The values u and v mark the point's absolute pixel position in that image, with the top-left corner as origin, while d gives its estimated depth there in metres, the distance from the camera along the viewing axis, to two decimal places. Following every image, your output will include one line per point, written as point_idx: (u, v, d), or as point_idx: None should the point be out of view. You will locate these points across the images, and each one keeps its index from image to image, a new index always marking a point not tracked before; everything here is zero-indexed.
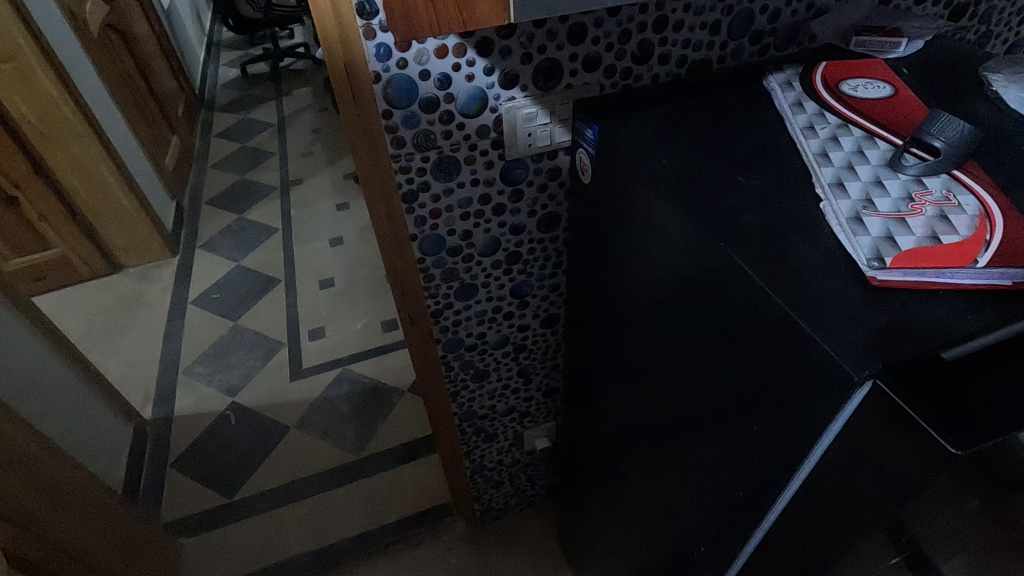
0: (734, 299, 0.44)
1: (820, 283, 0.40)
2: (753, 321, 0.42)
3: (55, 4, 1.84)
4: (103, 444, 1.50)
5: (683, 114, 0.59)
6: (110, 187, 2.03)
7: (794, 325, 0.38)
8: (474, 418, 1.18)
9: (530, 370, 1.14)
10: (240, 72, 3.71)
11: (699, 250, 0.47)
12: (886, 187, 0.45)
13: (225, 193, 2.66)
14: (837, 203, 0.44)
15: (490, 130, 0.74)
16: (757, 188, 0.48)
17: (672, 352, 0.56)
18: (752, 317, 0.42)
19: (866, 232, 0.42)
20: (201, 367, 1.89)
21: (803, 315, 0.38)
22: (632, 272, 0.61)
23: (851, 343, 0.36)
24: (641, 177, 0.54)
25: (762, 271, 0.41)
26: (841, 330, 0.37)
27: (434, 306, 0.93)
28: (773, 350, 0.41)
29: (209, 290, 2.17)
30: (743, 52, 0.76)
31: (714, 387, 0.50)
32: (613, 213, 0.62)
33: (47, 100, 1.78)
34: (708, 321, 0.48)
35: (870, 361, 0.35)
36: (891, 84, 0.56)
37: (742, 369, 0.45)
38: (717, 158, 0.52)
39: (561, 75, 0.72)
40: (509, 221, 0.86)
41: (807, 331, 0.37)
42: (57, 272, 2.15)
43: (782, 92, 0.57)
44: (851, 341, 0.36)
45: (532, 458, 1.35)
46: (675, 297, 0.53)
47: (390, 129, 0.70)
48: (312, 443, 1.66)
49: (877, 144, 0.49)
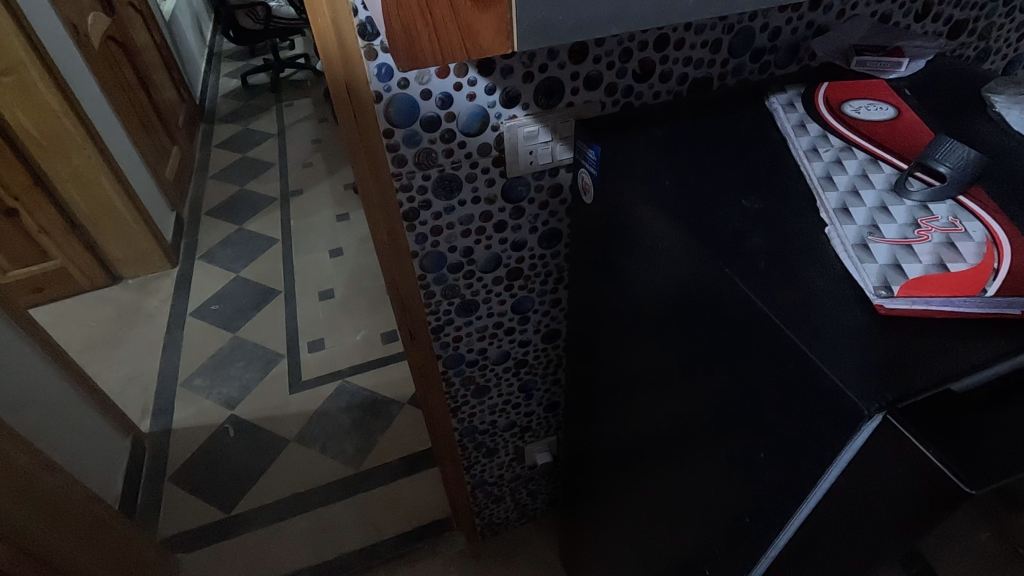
0: (739, 325, 0.43)
1: (825, 309, 0.40)
2: (758, 347, 0.42)
3: (56, 18, 1.85)
4: (100, 458, 1.48)
5: (685, 135, 0.59)
6: (109, 199, 2.02)
7: (801, 353, 0.38)
8: (475, 433, 1.17)
9: (531, 385, 1.13)
10: (240, 82, 3.73)
11: (703, 274, 0.47)
12: (892, 213, 0.45)
13: (225, 204, 2.66)
14: (842, 229, 0.44)
15: (491, 148, 0.74)
16: (760, 211, 0.48)
17: (675, 374, 0.56)
18: (758, 342, 0.42)
19: (872, 260, 0.41)
20: (200, 379, 1.88)
21: (809, 343, 0.38)
22: (635, 292, 0.61)
23: (859, 375, 0.35)
24: (643, 198, 0.53)
25: (767, 298, 0.41)
26: (847, 359, 0.37)
27: (434, 322, 0.92)
28: (778, 376, 0.40)
29: (209, 301, 2.16)
30: (744, 70, 0.76)
31: (717, 411, 0.49)
32: (615, 233, 0.62)
33: (47, 112, 1.78)
34: (713, 346, 0.48)
35: (878, 393, 0.34)
36: (894, 105, 0.56)
37: (746, 395, 0.45)
38: (720, 181, 0.52)
39: (562, 94, 0.72)
40: (510, 237, 0.86)
41: (814, 359, 0.37)
42: (55, 283, 2.14)
43: (785, 113, 0.57)
44: (858, 372, 0.36)
45: (532, 472, 1.34)
46: (678, 319, 0.53)
47: (391, 148, 0.70)
48: (311, 456, 1.65)
49: (881, 167, 0.49)
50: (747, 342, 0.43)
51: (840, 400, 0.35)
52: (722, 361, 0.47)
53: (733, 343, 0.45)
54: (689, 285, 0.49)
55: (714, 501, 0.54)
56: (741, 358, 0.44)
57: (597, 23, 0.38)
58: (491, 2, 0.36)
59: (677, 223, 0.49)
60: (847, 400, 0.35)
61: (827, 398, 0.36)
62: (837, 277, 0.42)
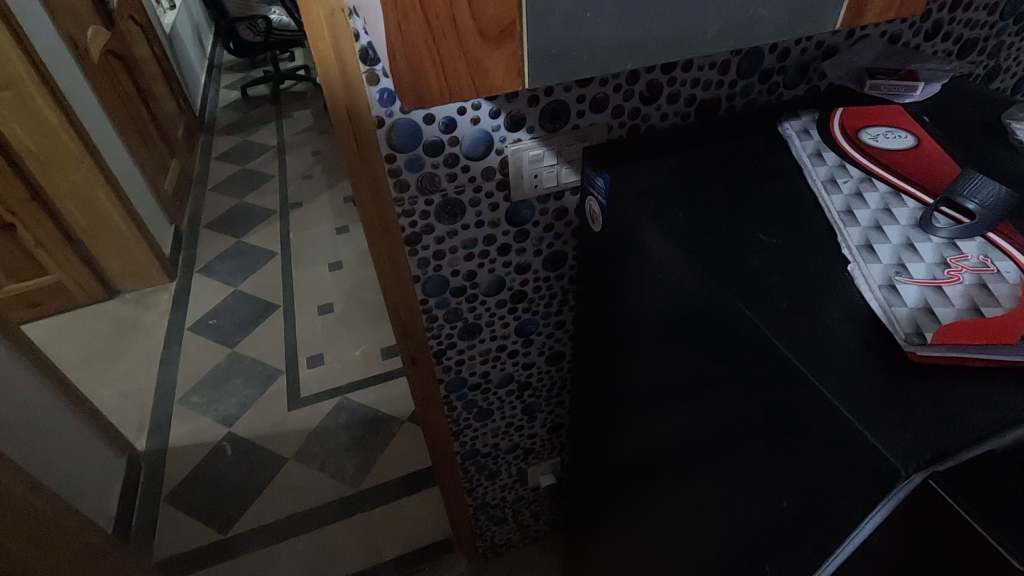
0: (756, 369, 0.41)
1: (848, 355, 0.38)
2: (776, 392, 0.40)
3: (55, 31, 1.84)
4: (94, 480, 1.45)
5: (698, 162, 0.57)
6: (107, 213, 2.01)
7: (827, 403, 0.36)
8: (477, 456, 1.15)
9: (535, 407, 1.11)
10: (240, 94, 3.73)
11: (717, 311, 0.45)
12: (918, 250, 0.43)
13: (224, 216, 2.64)
14: (867, 268, 0.42)
15: (496, 171, 0.72)
16: (777, 246, 0.46)
17: (687, 409, 0.54)
18: (777, 387, 0.40)
19: (902, 302, 0.39)
20: (197, 396, 1.86)
21: (836, 392, 0.36)
22: (644, 322, 0.59)
23: (889, 426, 0.34)
24: (653, 229, 0.51)
25: (790, 343, 0.39)
26: (876, 410, 0.35)
27: (437, 346, 0.90)
28: (801, 425, 0.38)
29: (207, 316, 2.14)
30: (752, 90, 0.74)
31: (730, 453, 0.47)
32: (623, 261, 0.60)
33: (45, 126, 1.77)
34: (726, 387, 0.46)
35: (913, 449, 0.33)
36: (913, 133, 0.54)
37: (761, 440, 0.42)
38: (736, 213, 0.50)
39: (568, 116, 0.70)
40: (514, 261, 0.84)
41: (842, 411, 0.35)
42: (51, 298, 2.12)
43: (800, 140, 0.56)
44: (890, 425, 0.34)
45: (536, 494, 1.32)
46: (690, 355, 0.50)
47: (394, 172, 0.68)
48: (309, 475, 1.62)
49: (905, 201, 0.47)
50: (764, 386, 0.41)
51: (870, 454, 0.33)
52: (737, 402, 0.45)
53: (748, 383, 0.43)
54: (703, 321, 0.47)
55: (726, 543, 0.52)
56: (757, 401, 0.42)
57: (612, 57, 0.37)
58: (505, 38, 0.34)
59: (689, 255, 0.47)
60: (879, 454, 0.33)
61: (856, 452, 0.34)
62: (861, 319, 0.40)
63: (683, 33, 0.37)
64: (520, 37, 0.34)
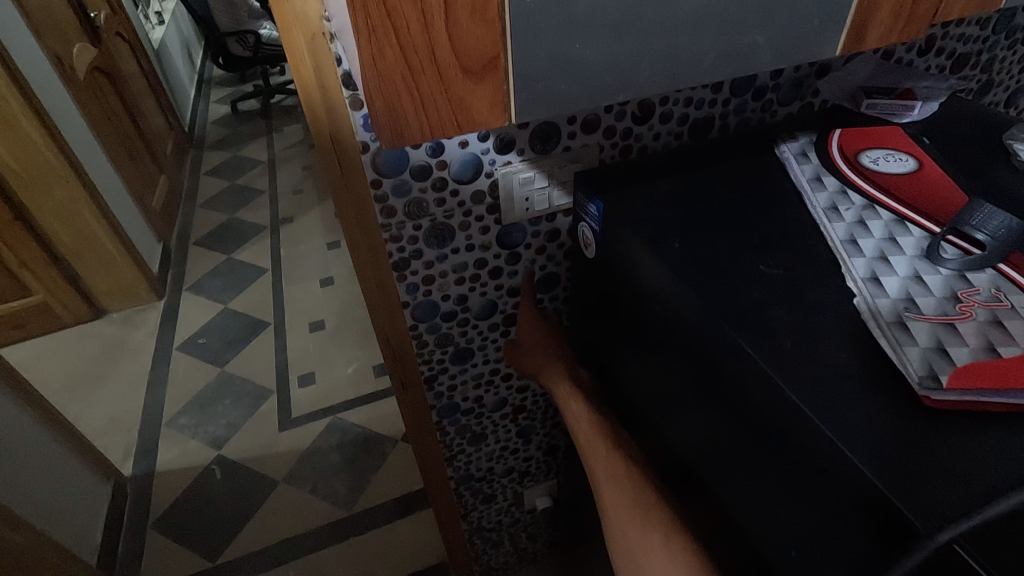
0: (762, 414, 0.39)
1: (859, 400, 0.36)
2: (785, 439, 0.38)
3: (39, 49, 1.82)
4: (77, 508, 1.41)
5: (692, 186, 0.55)
6: (93, 232, 1.97)
7: (841, 454, 0.34)
8: (471, 480, 1.12)
9: (530, 430, 1.08)
10: (230, 109, 3.70)
11: (716, 348, 0.43)
12: (927, 284, 0.41)
13: (214, 233, 2.61)
14: (875, 303, 0.40)
15: (485, 195, 0.70)
16: (780, 280, 0.44)
17: (689, 447, 0.51)
18: (784, 434, 0.38)
19: (913, 342, 0.38)
20: (186, 418, 1.81)
21: (851, 445, 0.34)
22: (641, 358, 0.57)
23: (904, 481, 0.32)
24: (648, 259, 0.49)
25: (798, 387, 0.37)
26: (888, 465, 0.33)
27: (428, 371, 0.87)
28: (812, 472, 0.36)
29: (196, 335, 2.10)
30: (746, 108, 0.72)
31: (738, 499, 0.45)
32: (617, 289, 0.58)
33: (28, 145, 1.73)
34: (729, 429, 0.44)
35: (933, 509, 0.31)
36: (914, 156, 0.53)
37: (768, 488, 0.40)
38: (735, 242, 0.48)
39: (559, 138, 0.68)
40: (506, 284, 0.81)
41: (858, 465, 0.33)
42: (35, 319, 2.06)
43: (798, 164, 0.54)
44: (905, 479, 0.32)
45: (532, 516, 1.29)
46: (691, 392, 0.48)
47: (379, 198, 0.65)
48: (300, 498, 1.58)
49: (910, 229, 0.46)
50: (770, 431, 0.39)
51: (887, 510, 0.32)
52: (741, 446, 0.42)
53: (752, 427, 0.41)
54: (703, 356, 0.45)
55: None
56: (760, 444, 0.40)
57: (602, 88, 0.35)
58: (488, 73, 0.33)
59: (689, 288, 0.45)
60: (896, 509, 0.31)
61: (872, 507, 0.33)
62: (869, 362, 0.38)
63: (676, 61, 0.36)
64: (504, 71, 0.33)
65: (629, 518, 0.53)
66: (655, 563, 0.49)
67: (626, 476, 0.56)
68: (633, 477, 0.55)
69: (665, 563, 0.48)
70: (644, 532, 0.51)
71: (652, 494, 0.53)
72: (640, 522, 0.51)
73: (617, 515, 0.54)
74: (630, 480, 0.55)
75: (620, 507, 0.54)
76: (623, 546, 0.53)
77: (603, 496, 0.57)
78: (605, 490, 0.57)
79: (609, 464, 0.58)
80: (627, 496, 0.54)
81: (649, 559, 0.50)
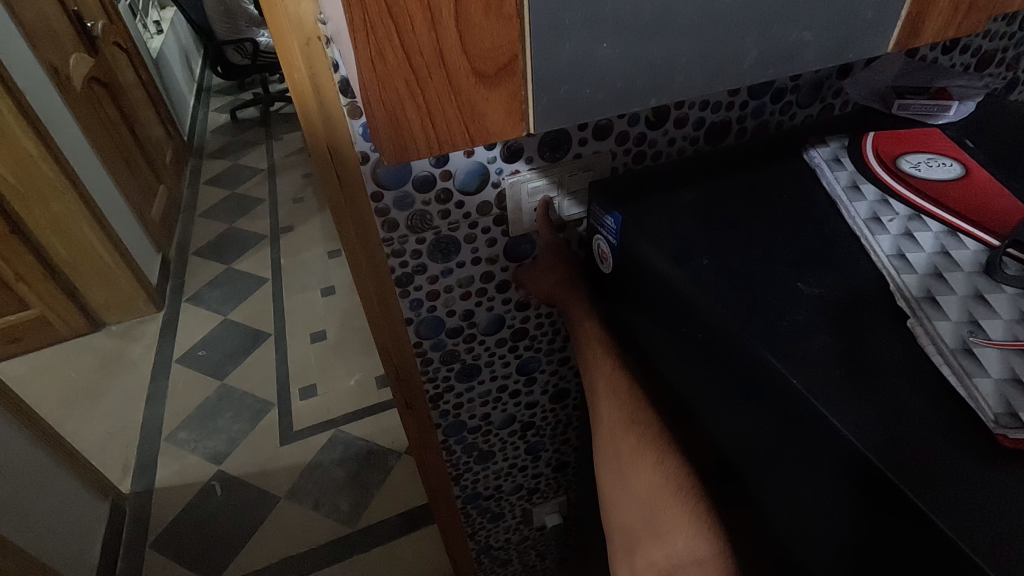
0: (823, 460, 0.36)
1: (928, 441, 0.34)
2: (850, 489, 0.35)
3: (35, 59, 1.79)
4: (74, 527, 1.37)
5: (719, 194, 0.52)
6: (90, 244, 1.93)
7: (889, 482, 0.32)
8: (479, 499, 1.07)
9: (539, 447, 1.04)
10: (229, 117, 3.68)
11: (756, 375, 0.40)
12: (992, 304, 0.40)
13: (214, 243, 2.57)
14: (936, 327, 0.38)
15: (492, 207, 0.66)
16: (821, 296, 0.42)
17: (723, 455, 0.48)
18: (849, 486, 0.35)
19: (984, 372, 0.36)
20: (186, 432, 1.77)
21: (913, 486, 0.31)
22: (656, 338, 0.53)
23: (967, 515, 0.30)
24: (674, 275, 0.46)
25: (853, 426, 0.34)
26: (942, 494, 0.31)
27: (433, 389, 0.83)
28: (883, 523, 0.33)
29: (196, 347, 2.06)
30: (764, 111, 0.68)
31: (792, 541, 0.41)
32: (637, 302, 0.54)
33: (23, 157, 1.70)
34: (771, 460, 0.41)
35: (994, 547, 0.29)
36: (959, 161, 0.51)
37: (834, 540, 0.37)
38: (772, 255, 0.46)
39: (570, 145, 0.63)
40: (514, 297, 0.77)
41: (903, 488, 0.31)
42: (32, 333, 2.02)
43: (832, 171, 0.52)
44: (957, 508, 0.31)
45: (542, 535, 1.24)
46: (733, 430, 0.44)
47: (380, 211, 0.61)
48: (303, 514, 1.54)
49: (963, 242, 0.44)
50: (836, 480, 0.35)
51: (947, 550, 0.30)
52: (784, 479, 0.40)
53: (801, 468, 0.38)
54: (743, 382, 0.41)
55: None
56: (820, 492, 0.37)
57: (631, 89, 0.32)
58: (503, 77, 0.30)
59: (723, 307, 0.42)
60: (942, 533, 0.30)
61: (929, 544, 0.31)
62: (936, 393, 0.36)
63: (712, 61, 0.33)
64: (521, 74, 0.30)
65: (623, 432, 0.51)
66: (644, 481, 0.48)
67: (627, 392, 0.53)
68: (632, 394, 0.53)
69: (648, 483, 0.47)
70: (632, 451, 0.50)
71: (650, 413, 0.51)
72: (634, 438, 0.50)
73: (610, 429, 0.52)
74: (628, 397, 0.53)
75: (611, 423, 0.52)
76: (615, 458, 0.52)
77: (598, 408, 0.55)
78: (601, 404, 0.55)
79: (610, 377, 0.55)
80: (624, 412, 0.52)
81: (638, 474, 0.48)
